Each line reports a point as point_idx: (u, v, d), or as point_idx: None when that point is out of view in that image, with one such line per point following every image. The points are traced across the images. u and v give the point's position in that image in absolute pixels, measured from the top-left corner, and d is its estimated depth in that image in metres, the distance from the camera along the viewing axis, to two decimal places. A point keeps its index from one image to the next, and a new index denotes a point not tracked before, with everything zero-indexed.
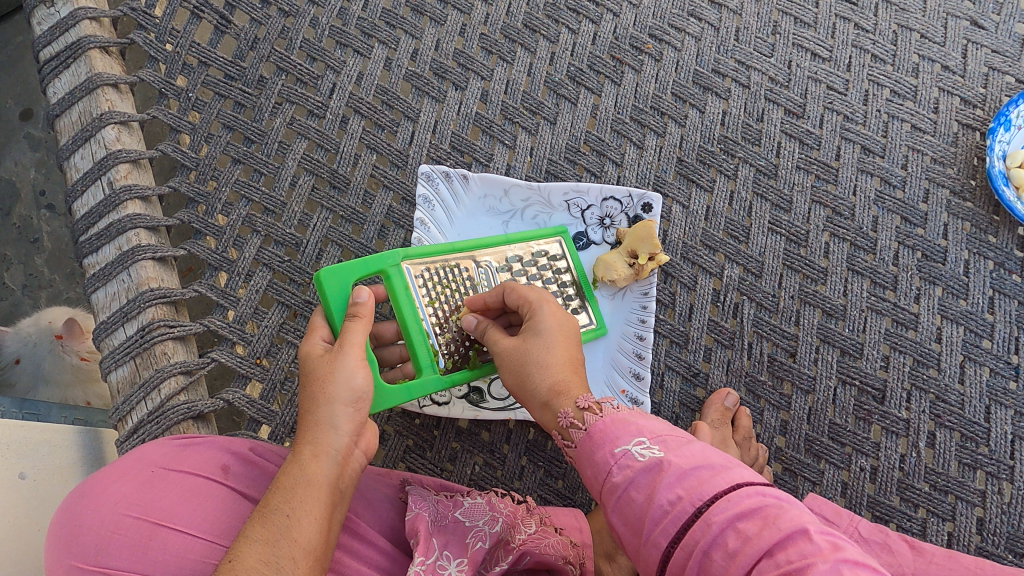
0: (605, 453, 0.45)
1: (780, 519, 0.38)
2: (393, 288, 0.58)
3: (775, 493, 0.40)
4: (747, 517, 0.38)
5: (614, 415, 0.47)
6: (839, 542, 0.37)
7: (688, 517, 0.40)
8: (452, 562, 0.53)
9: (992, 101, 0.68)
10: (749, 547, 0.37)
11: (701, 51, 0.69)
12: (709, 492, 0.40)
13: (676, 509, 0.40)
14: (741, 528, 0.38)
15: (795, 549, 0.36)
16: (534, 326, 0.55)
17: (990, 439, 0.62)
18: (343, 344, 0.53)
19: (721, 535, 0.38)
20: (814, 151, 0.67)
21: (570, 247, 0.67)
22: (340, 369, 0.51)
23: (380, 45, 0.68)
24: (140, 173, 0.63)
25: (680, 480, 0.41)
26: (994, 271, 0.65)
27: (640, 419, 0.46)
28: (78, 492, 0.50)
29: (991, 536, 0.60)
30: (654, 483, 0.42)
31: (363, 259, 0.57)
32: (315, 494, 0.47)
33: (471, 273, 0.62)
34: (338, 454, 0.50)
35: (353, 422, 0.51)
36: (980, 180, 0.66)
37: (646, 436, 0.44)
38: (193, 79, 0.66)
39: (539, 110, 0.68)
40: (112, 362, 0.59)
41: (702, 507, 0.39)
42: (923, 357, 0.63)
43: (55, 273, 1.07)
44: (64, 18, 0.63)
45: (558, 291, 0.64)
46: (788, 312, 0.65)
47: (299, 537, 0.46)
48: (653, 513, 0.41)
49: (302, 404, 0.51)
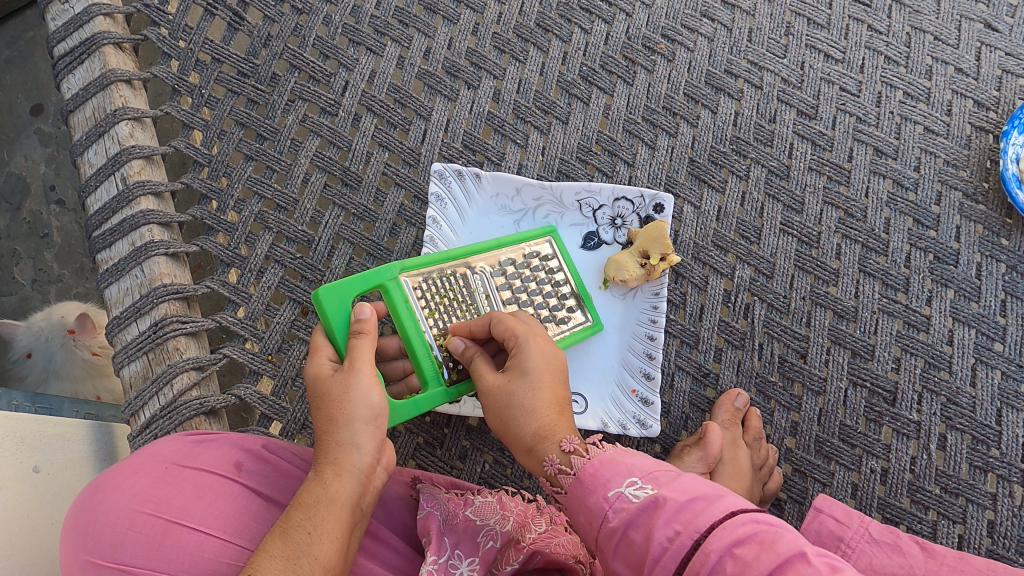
0: (597, 497, 0.46)
1: (776, 543, 0.38)
2: (393, 302, 0.57)
3: (767, 518, 0.41)
4: (744, 544, 0.39)
5: (602, 457, 0.48)
6: (835, 564, 0.38)
7: (688, 548, 0.40)
8: (464, 561, 0.53)
9: (1005, 103, 0.68)
10: (749, 572, 0.38)
11: (713, 51, 0.69)
12: (705, 523, 0.41)
13: (674, 545, 0.41)
14: (738, 555, 0.39)
15: (794, 572, 0.37)
16: (521, 365, 0.54)
17: (1001, 442, 0.62)
18: (353, 362, 0.52)
19: (720, 563, 0.39)
20: (826, 152, 0.67)
21: (561, 245, 0.66)
22: (356, 389, 0.51)
23: (393, 43, 0.68)
24: (152, 169, 0.63)
25: (675, 515, 0.42)
26: (1007, 274, 0.65)
27: (627, 459, 0.47)
28: (93, 487, 0.51)
29: (1002, 539, 0.60)
30: (651, 521, 0.42)
31: (362, 274, 0.56)
32: (337, 513, 0.48)
33: (467, 279, 0.61)
34: (361, 473, 0.50)
35: (374, 440, 0.51)
36: (993, 183, 0.66)
37: (636, 475, 0.45)
38: (206, 76, 0.66)
39: (551, 110, 0.69)
40: (125, 357, 0.59)
41: (700, 539, 0.40)
42: (935, 360, 0.63)
43: (65, 268, 1.07)
44: (79, 14, 0.63)
45: (553, 293, 0.64)
46: (799, 313, 0.65)
47: (320, 556, 0.46)
48: (653, 551, 0.41)
49: (321, 424, 0.51)
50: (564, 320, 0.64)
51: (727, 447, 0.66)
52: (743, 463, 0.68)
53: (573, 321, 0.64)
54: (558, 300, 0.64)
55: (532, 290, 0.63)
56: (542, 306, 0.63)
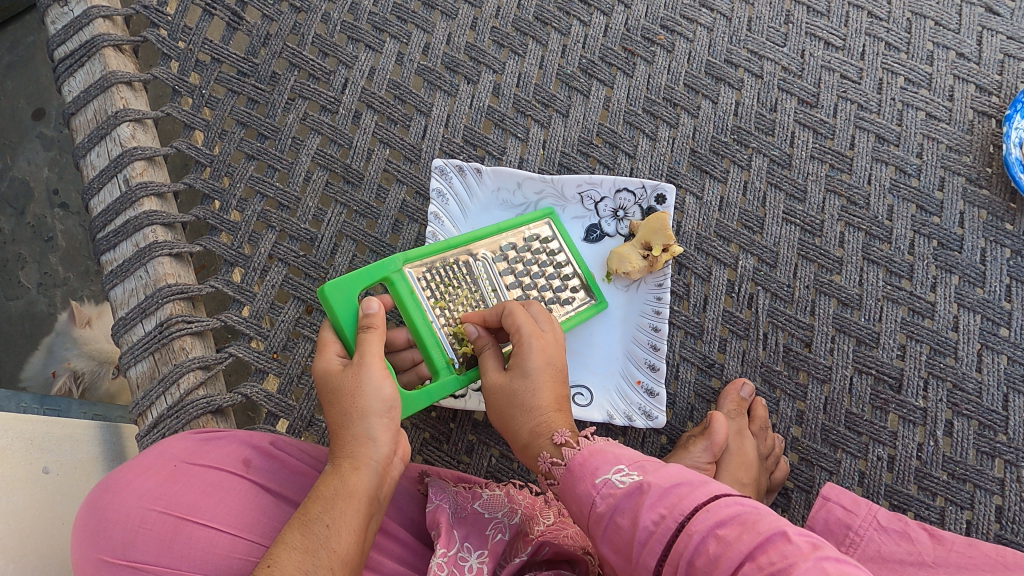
0: (586, 484, 0.45)
1: (758, 522, 0.38)
2: (398, 293, 0.57)
3: (753, 501, 0.40)
4: (726, 524, 0.39)
5: (592, 449, 0.48)
6: (820, 541, 0.37)
7: (672, 533, 0.40)
8: (473, 553, 0.53)
9: (1008, 88, 0.67)
10: (730, 551, 0.37)
11: (713, 41, 0.69)
12: (688, 506, 0.40)
13: (660, 528, 0.40)
14: (720, 535, 0.38)
15: (776, 550, 0.36)
16: (523, 366, 0.53)
17: (1008, 427, 0.61)
18: (363, 356, 0.52)
19: (703, 543, 0.38)
20: (828, 140, 0.67)
21: (560, 225, 0.66)
22: (369, 382, 0.51)
23: (392, 39, 0.68)
24: (155, 171, 0.63)
25: (661, 499, 0.41)
26: (1012, 259, 0.64)
27: (616, 449, 0.47)
28: (102, 486, 0.51)
29: (1010, 524, 0.60)
30: (636, 505, 0.42)
31: (365, 268, 0.56)
32: (354, 506, 0.48)
33: (469, 267, 0.61)
34: (378, 465, 0.50)
35: (389, 432, 0.51)
36: (996, 168, 0.66)
37: (625, 464, 0.45)
38: (206, 76, 0.66)
39: (552, 103, 0.68)
40: (131, 358, 0.60)
41: (684, 521, 0.40)
42: (940, 346, 0.63)
43: (70, 271, 1.07)
44: (78, 17, 0.63)
45: (557, 274, 0.64)
46: (804, 302, 0.65)
47: (338, 548, 0.46)
48: (638, 536, 0.41)
49: (335, 420, 0.51)
50: (568, 300, 0.64)
51: (733, 437, 0.66)
52: (749, 453, 0.67)
53: (576, 301, 0.64)
54: (563, 282, 0.64)
55: (535, 273, 0.63)
56: (546, 288, 0.63)
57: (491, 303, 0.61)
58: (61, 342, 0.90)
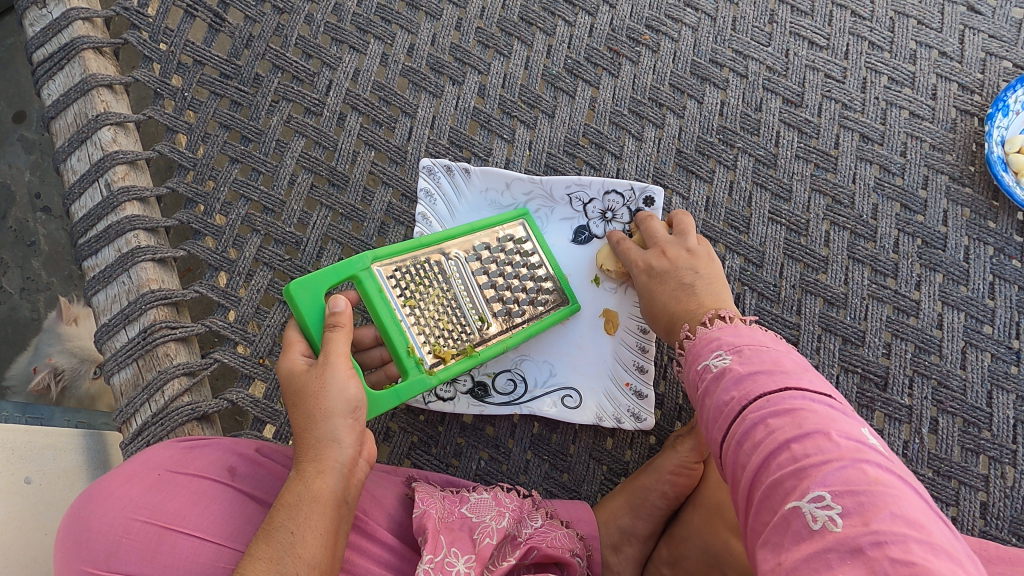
0: (691, 369, 0.48)
1: (807, 420, 0.38)
2: (366, 292, 0.57)
3: (825, 402, 0.39)
4: (780, 415, 0.39)
5: (704, 334, 0.50)
6: (870, 449, 0.36)
7: (733, 415, 0.41)
8: (461, 558, 0.52)
9: (990, 87, 0.68)
10: (771, 439, 0.38)
11: (698, 41, 0.69)
12: (756, 392, 0.41)
13: (727, 407, 0.42)
14: (770, 424, 0.39)
15: (814, 444, 0.36)
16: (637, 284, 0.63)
17: (992, 423, 0.62)
18: (328, 356, 0.52)
19: (752, 428, 0.39)
20: (813, 139, 0.67)
21: (535, 227, 0.66)
22: (332, 382, 0.50)
23: (376, 41, 0.68)
24: (137, 175, 0.62)
25: (737, 383, 0.42)
26: (995, 256, 0.65)
27: (724, 335, 0.48)
28: (86, 497, 0.50)
29: (994, 519, 0.61)
30: (717, 388, 0.44)
31: (333, 266, 0.56)
32: (320, 510, 0.47)
33: (442, 266, 0.61)
34: (344, 467, 0.49)
35: (353, 433, 0.51)
36: (979, 166, 0.67)
37: (723, 348, 0.46)
38: (188, 78, 0.65)
39: (538, 104, 0.68)
40: (115, 365, 0.59)
41: (745, 406, 0.41)
42: (925, 344, 0.63)
43: (54, 276, 1.06)
44: (56, 19, 0.62)
45: (531, 276, 0.64)
46: (790, 301, 0.65)
47: (304, 554, 0.45)
48: (712, 413, 0.43)
49: (299, 423, 0.50)
50: (542, 302, 0.64)
51: None
52: None
53: (548, 302, 0.64)
54: (536, 283, 0.64)
55: (509, 275, 0.63)
56: (520, 289, 0.63)
57: (465, 304, 0.61)
58: (43, 342, 0.89)
